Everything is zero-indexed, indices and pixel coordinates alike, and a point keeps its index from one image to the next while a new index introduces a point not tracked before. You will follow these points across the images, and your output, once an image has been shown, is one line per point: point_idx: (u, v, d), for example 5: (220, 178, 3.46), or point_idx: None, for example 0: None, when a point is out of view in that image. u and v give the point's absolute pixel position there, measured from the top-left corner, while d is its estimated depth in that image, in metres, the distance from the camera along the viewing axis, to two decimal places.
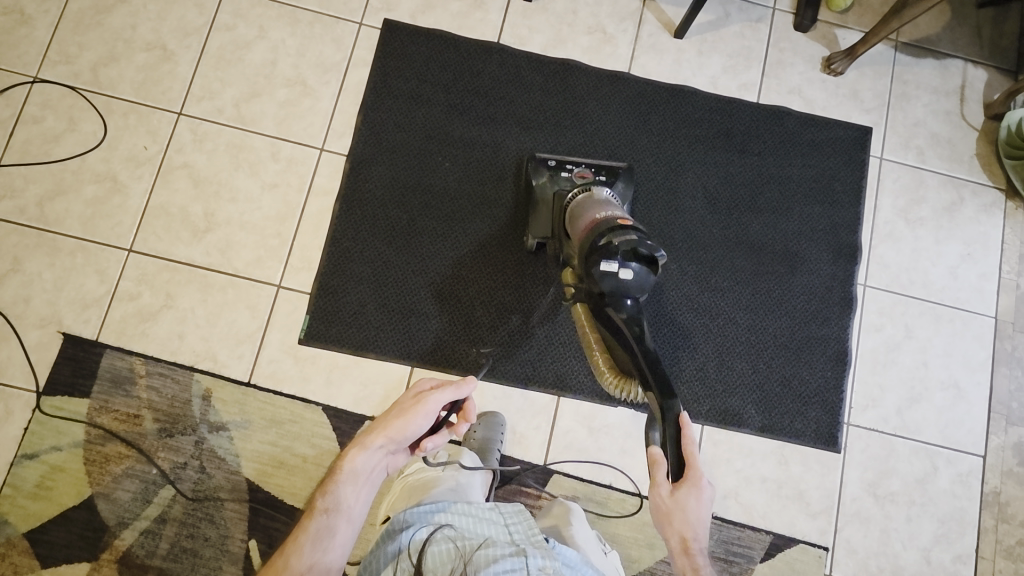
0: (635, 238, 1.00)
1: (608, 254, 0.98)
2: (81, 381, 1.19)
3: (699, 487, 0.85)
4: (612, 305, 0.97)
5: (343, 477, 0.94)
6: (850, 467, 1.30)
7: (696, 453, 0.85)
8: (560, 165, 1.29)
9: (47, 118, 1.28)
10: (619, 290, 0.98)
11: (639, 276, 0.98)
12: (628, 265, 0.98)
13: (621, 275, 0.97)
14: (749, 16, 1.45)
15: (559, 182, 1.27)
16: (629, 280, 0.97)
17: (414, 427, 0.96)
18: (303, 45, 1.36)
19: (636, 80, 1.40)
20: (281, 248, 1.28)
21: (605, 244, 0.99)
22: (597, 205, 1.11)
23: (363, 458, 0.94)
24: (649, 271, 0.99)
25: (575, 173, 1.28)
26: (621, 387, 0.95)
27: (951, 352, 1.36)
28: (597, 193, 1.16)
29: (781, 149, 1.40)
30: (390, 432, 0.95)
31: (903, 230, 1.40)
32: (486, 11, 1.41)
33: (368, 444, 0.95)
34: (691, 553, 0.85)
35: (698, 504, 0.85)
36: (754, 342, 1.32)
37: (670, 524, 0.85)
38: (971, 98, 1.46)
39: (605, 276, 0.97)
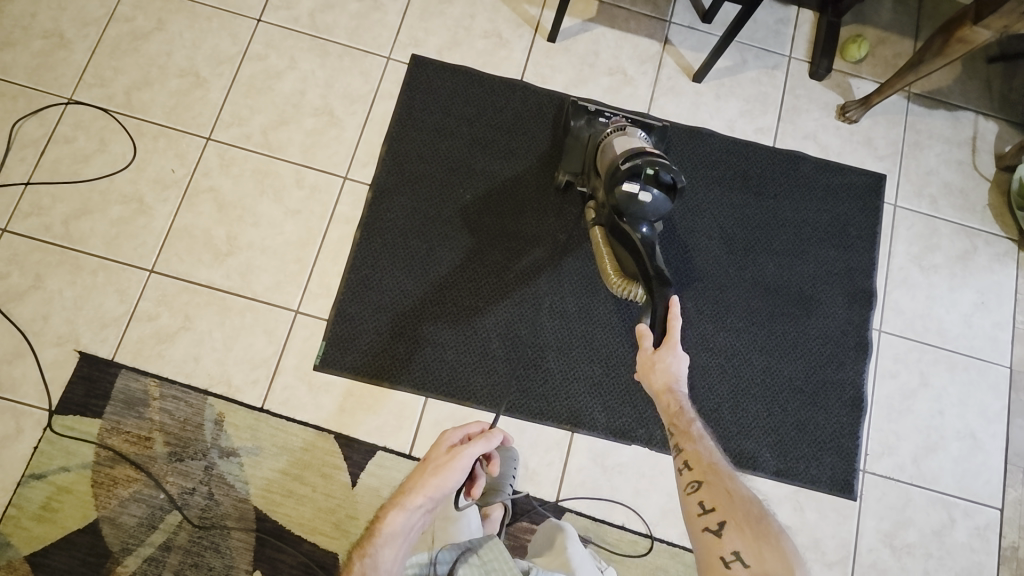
0: (659, 167, 1.08)
1: (632, 175, 1.06)
2: (94, 401, 1.19)
3: (678, 349, 0.92)
4: (629, 223, 1.05)
5: (383, 538, 0.92)
6: (866, 515, 1.27)
7: (677, 325, 0.91)
8: (599, 112, 1.33)
9: (78, 139, 1.31)
10: (637, 211, 1.05)
11: (656, 200, 1.05)
12: (648, 189, 1.05)
13: (641, 197, 1.04)
14: (766, 63, 1.49)
15: (596, 125, 1.30)
16: (647, 203, 1.04)
17: (452, 482, 0.98)
18: (331, 76, 1.39)
19: (656, 121, 1.43)
20: (301, 273, 1.29)
21: (631, 167, 1.07)
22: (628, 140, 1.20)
23: (402, 519, 0.94)
24: (667, 198, 1.07)
25: (611, 121, 1.30)
26: (624, 288, 1.02)
27: (965, 400, 1.35)
28: (632, 134, 1.22)
29: (797, 192, 1.42)
30: (428, 490, 0.97)
31: (918, 276, 1.41)
32: (511, 49, 1.45)
33: (407, 505, 0.96)
34: (672, 386, 0.93)
35: (678, 360, 0.93)
36: (769, 384, 1.32)
37: (652, 375, 0.94)
38: (983, 149, 1.49)
39: (625, 192, 1.04)
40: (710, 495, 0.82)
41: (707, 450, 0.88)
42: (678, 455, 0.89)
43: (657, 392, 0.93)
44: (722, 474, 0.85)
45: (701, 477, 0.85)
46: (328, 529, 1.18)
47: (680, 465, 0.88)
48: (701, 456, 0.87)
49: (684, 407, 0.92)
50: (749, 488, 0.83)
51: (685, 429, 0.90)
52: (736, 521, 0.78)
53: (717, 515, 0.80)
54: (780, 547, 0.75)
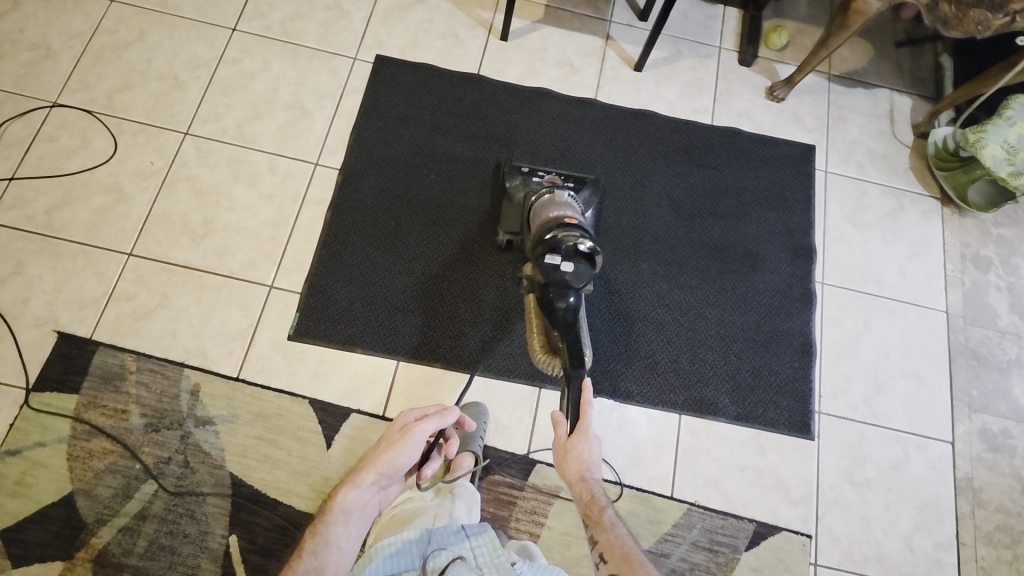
0: (578, 236, 1.10)
1: (553, 248, 1.08)
2: (72, 377, 1.22)
3: (590, 436, 1.05)
4: (555, 295, 1.08)
5: (334, 516, 1.04)
6: (825, 454, 1.33)
7: (590, 413, 1.04)
8: (533, 171, 1.37)
9: (62, 137, 1.39)
10: (561, 283, 1.08)
11: (578, 272, 1.08)
12: (569, 259, 1.08)
13: (564, 268, 1.08)
14: (699, 53, 1.65)
15: (529, 184, 1.34)
16: (569, 273, 1.08)
17: (402, 459, 1.06)
18: (302, 75, 1.51)
19: (602, 105, 1.56)
20: (275, 251, 1.36)
21: (552, 239, 1.09)
22: (556, 206, 1.21)
23: (355, 496, 1.06)
24: (589, 268, 1.09)
25: (545, 179, 1.35)
26: (548, 363, 1.11)
27: (908, 343, 1.44)
28: (559, 196, 1.24)
29: (736, 162, 1.55)
30: (379, 468, 1.06)
31: (853, 233, 1.52)
32: (467, 48, 1.58)
33: (359, 483, 1.06)
34: (584, 476, 1.05)
35: (590, 447, 1.05)
36: (723, 335, 1.39)
37: (567, 463, 1.05)
38: (900, 120, 1.64)
39: (547, 269, 1.08)
40: None
41: (619, 540, 1.01)
42: (596, 546, 1.01)
43: (572, 482, 1.05)
44: (632, 562, 0.97)
45: (614, 567, 0.97)
46: (303, 491, 1.20)
47: (598, 557, 1.01)
48: (615, 547, 1.00)
49: (596, 496, 1.05)
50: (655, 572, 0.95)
51: (598, 520, 1.03)
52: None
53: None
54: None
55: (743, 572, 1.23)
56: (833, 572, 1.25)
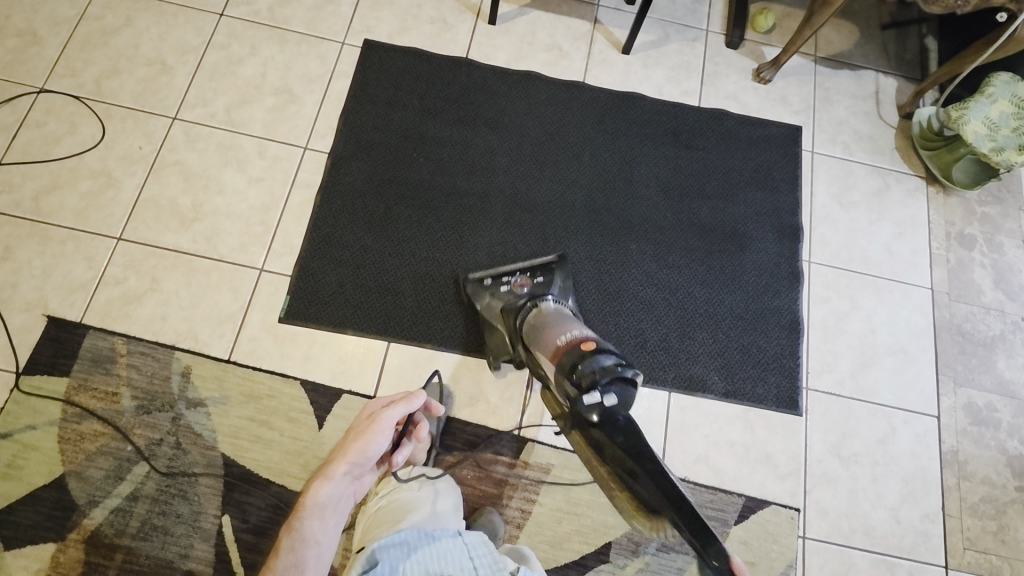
0: (608, 363, 1.00)
1: (589, 384, 0.96)
2: (62, 361, 1.22)
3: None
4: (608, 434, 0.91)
5: (309, 512, 1.09)
6: (812, 429, 1.34)
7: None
8: (497, 278, 1.32)
9: (49, 123, 1.39)
10: (609, 417, 0.93)
11: (623, 397, 0.96)
12: (608, 390, 0.96)
13: (607, 401, 0.94)
14: (687, 36, 1.66)
15: (499, 294, 1.30)
16: (615, 404, 0.95)
17: (371, 447, 1.09)
18: (290, 60, 1.51)
19: (591, 88, 1.57)
20: (265, 235, 1.36)
21: (581, 374, 0.98)
22: (558, 328, 1.13)
23: (328, 489, 1.10)
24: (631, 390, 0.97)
25: (512, 283, 1.31)
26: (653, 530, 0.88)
27: (894, 320, 1.45)
28: (545, 307, 1.21)
29: (723, 144, 1.56)
30: (350, 459, 1.09)
31: (839, 213, 1.53)
32: (455, 32, 1.59)
33: (331, 475, 1.10)
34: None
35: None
36: (712, 314, 1.40)
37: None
38: (886, 101, 1.66)
39: (588, 409, 0.93)
40: None
41: None
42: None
43: None
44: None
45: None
46: (296, 471, 1.20)
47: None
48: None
49: None
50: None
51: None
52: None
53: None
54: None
55: (733, 545, 1.25)
56: (821, 544, 1.27)
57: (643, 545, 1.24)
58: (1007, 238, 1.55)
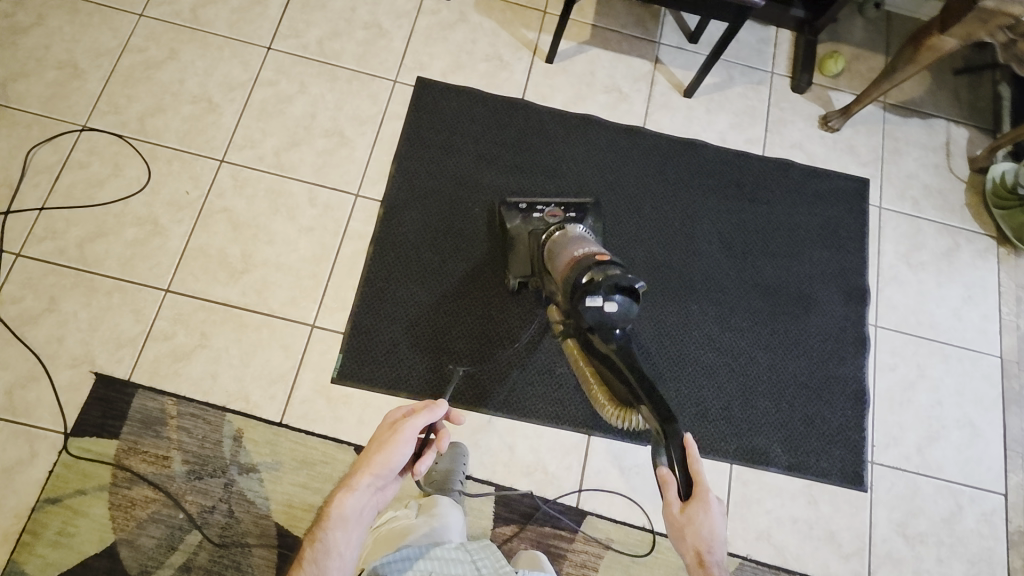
0: (616, 273, 1.03)
1: (591, 291, 1.00)
2: (111, 422, 1.18)
3: (710, 503, 0.81)
4: (601, 337, 1.00)
5: (332, 523, 0.91)
6: (877, 506, 1.31)
7: (702, 469, 0.83)
8: (531, 207, 1.36)
9: (92, 163, 1.33)
10: (605, 324, 1.00)
11: (622, 308, 1.01)
12: (611, 298, 1.01)
13: (606, 309, 1.00)
14: (751, 79, 1.58)
15: (531, 222, 1.32)
16: (614, 312, 1.00)
17: (397, 457, 0.94)
18: (341, 99, 1.44)
19: (652, 134, 1.51)
20: (316, 288, 1.31)
21: (588, 282, 1.01)
22: (575, 243, 1.16)
23: (352, 500, 0.93)
24: (633, 303, 1.02)
25: (546, 213, 1.34)
26: (622, 417, 0.95)
27: (962, 391, 1.40)
28: (571, 230, 1.22)
29: (789, 198, 1.49)
30: (375, 469, 0.94)
31: (907, 274, 1.48)
32: (512, 71, 1.52)
33: (354, 486, 0.94)
34: (706, 567, 0.80)
35: (711, 518, 0.81)
36: (775, 381, 1.36)
37: (684, 541, 0.81)
38: (956, 153, 1.58)
39: (588, 313, 1.00)
40: None
41: None
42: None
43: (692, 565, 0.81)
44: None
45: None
46: None
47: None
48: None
49: None
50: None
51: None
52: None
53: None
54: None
55: None
56: None
57: None
58: None
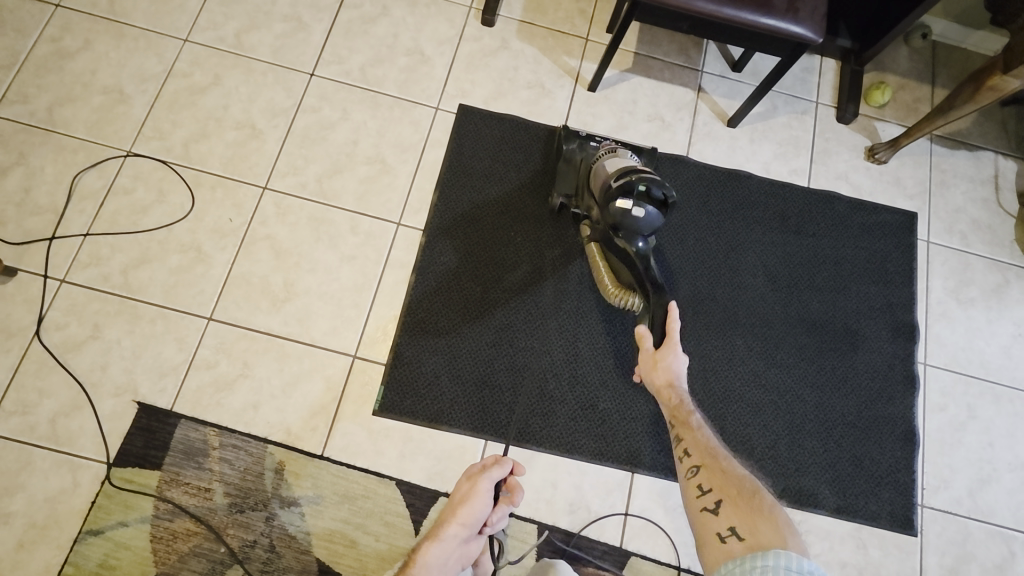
0: (651, 184, 1.13)
1: (626, 193, 1.12)
2: (154, 452, 1.17)
3: (678, 348, 1.04)
4: (624, 238, 1.12)
5: (416, 570, 0.99)
6: (928, 551, 1.27)
7: (676, 326, 1.03)
8: (590, 136, 1.40)
9: (137, 189, 1.33)
10: (631, 229, 1.11)
11: (648, 217, 1.11)
12: (641, 205, 1.11)
13: (634, 213, 1.10)
14: (795, 108, 1.56)
15: (587, 150, 1.37)
16: (640, 219, 1.11)
17: (478, 510, 1.01)
18: (382, 126, 1.44)
19: (695, 164, 1.49)
20: (358, 318, 1.30)
21: (625, 185, 1.12)
22: (620, 161, 1.25)
23: (435, 551, 1.00)
24: (661, 215, 1.13)
25: (602, 144, 1.38)
26: (621, 297, 1.14)
27: (1014, 433, 1.36)
28: (622, 154, 1.29)
29: (834, 230, 1.47)
30: (459, 521, 1.01)
31: (956, 310, 1.44)
32: (554, 98, 1.51)
33: (438, 536, 1.00)
34: (673, 383, 1.04)
35: (679, 359, 1.04)
36: (822, 420, 1.33)
37: (654, 372, 1.05)
38: (1005, 187, 1.55)
39: (618, 211, 1.11)
40: (708, 470, 0.90)
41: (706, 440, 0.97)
42: (679, 444, 0.98)
43: (659, 388, 1.05)
44: (719, 458, 0.93)
45: (699, 461, 0.92)
46: None
47: (682, 453, 0.96)
48: (701, 443, 0.96)
49: (684, 401, 1.03)
50: (745, 468, 0.90)
51: (685, 421, 1.00)
52: (731, 499, 0.84)
53: (714, 494, 0.85)
54: (774, 513, 0.80)
55: None
56: None
57: None
58: None
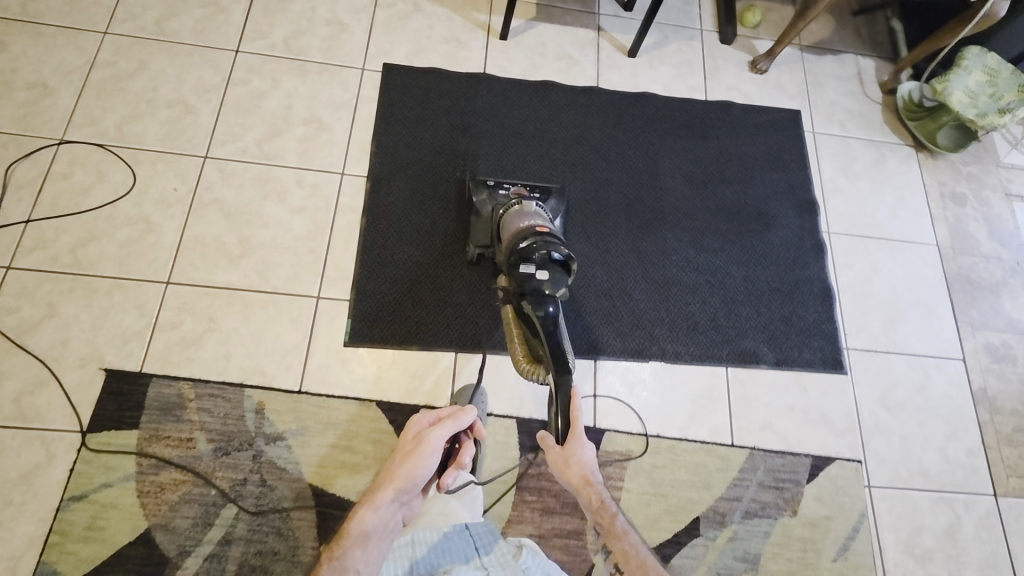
0: (552, 245, 1.13)
1: (527, 258, 1.11)
2: (128, 413, 1.18)
3: (583, 441, 1.08)
4: (532, 302, 1.08)
5: (351, 539, 0.95)
6: (859, 384, 1.44)
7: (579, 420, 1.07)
8: (498, 185, 1.38)
9: (75, 173, 1.35)
10: (537, 292, 1.08)
11: (554, 278, 1.10)
12: (544, 267, 1.11)
13: (539, 276, 1.10)
14: (684, 36, 1.76)
15: (496, 198, 1.34)
16: (544, 281, 1.09)
17: (421, 468, 1.05)
18: (313, 90, 1.52)
19: (605, 91, 1.65)
20: (316, 262, 1.36)
21: (527, 248, 1.12)
22: (524, 217, 1.23)
23: (374, 517, 0.99)
24: (564, 275, 1.12)
25: (511, 191, 1.36)
26: (532, 371, 1.09)
27: (911, 277, 1.57)
28: (527, 206, 1.26)
29: (735, 131, 1.66)
30: (399, 482, 1.03)
31: (846, 185, 1.65)
32: (469, 49, 1.64)
33: (377, 502, 1.01)
34: (588, 480, 1.07)
35: (586, 451, 1.08)
36: (751, 290, 1.49)
37: (568, 471, 1.07)
38: (868, 80, 1.79)
39: (523, 277, 1.10)
40: None
41: (632, 548, 1.04)
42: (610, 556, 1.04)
43: (578, 487, 1.07)
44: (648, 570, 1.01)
45: None
46: None
47: (614, 567, 1.04)
48: (630, 556, 1.03)
49: (605, 501, 1.07)
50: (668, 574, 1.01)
51: (611, 527, 1.05)
52: None
53: None
54: None
55: (809, 502, 1.32)
56: (887, 490, 1.36)
57: (728, 515, 1.29)
58: (992, 192, 1.70)
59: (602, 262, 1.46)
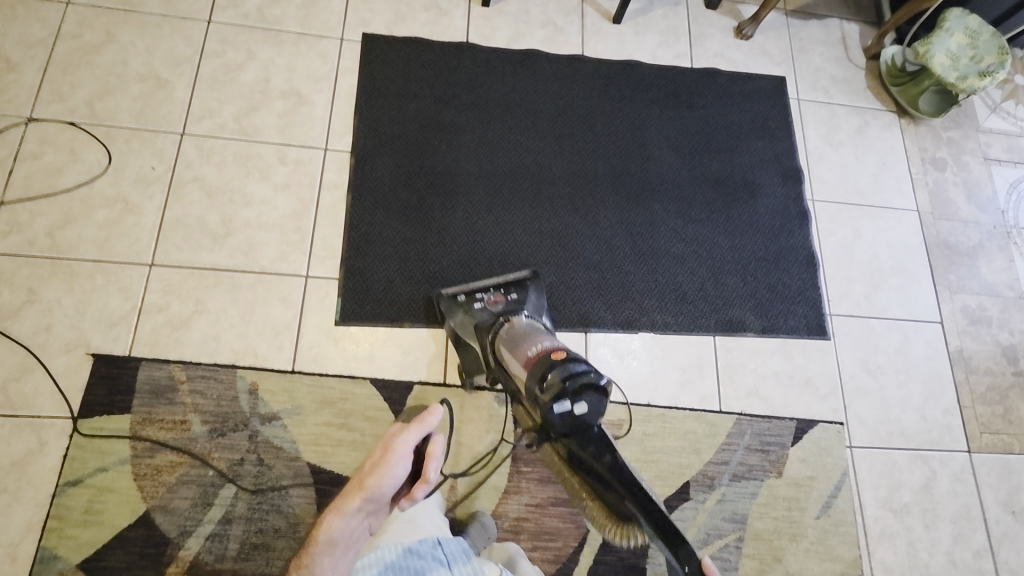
0: (579, 372, 0.98)
1: (559, 398, 0.97)
2: (119, 397, 1.17)
3: None
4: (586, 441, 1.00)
5: (321, 546, 1.00)
6: (842, 349, 1.48)
7: None
8: (470, 295, 1.27)
9: (47, 153, 1.30)
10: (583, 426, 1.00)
11: (592, 406, 0.99)
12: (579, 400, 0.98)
13: (579, 412, 0.98)
14: (669, 1, 1.73)
15: (475, 313, 1.24)
16: (586, 415, 0.99)
17: (387, 478, 1.04)
18: (291, 61, 1.47)
19: (591, 60, 1.62)
20: (303, 241, 1.34)
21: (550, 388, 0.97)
22: (526, 338, 1.10)
23: (342, 524, 1.00)
24: (600, 399, 0.99)
25: (487, 301, 1.26)
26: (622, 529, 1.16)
27: (893, 242, 1.60)
28: (518, 322, 1.18)
29: (721, 101, 1.65)
30: (366, 491, 1.03)
31: (831, 152, 1.66)
32: (451, 17, 1.59)
33: (345, 509, 1.02)
34: None
35: None
36: (738, 259, 1.51)
37: None
38: (852, 46, 1.78)
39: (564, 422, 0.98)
40: None
41: None
42: None
43: None
44: None
45: None
46: None
47: None
48: None
49: None
50: None
51: None
52: None
53: None
54: None
55: (794, 464, 1.37)
56: (867, 450, 1.41)
57: (717, 479, 1.33)
58: (970, 157, 1.73)
59: (592, 236, 1.46)
